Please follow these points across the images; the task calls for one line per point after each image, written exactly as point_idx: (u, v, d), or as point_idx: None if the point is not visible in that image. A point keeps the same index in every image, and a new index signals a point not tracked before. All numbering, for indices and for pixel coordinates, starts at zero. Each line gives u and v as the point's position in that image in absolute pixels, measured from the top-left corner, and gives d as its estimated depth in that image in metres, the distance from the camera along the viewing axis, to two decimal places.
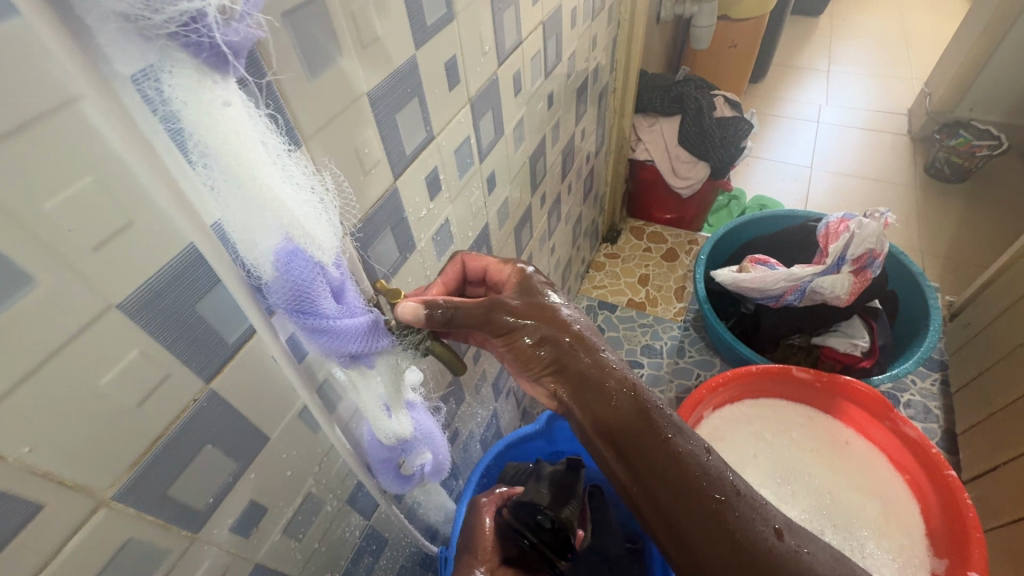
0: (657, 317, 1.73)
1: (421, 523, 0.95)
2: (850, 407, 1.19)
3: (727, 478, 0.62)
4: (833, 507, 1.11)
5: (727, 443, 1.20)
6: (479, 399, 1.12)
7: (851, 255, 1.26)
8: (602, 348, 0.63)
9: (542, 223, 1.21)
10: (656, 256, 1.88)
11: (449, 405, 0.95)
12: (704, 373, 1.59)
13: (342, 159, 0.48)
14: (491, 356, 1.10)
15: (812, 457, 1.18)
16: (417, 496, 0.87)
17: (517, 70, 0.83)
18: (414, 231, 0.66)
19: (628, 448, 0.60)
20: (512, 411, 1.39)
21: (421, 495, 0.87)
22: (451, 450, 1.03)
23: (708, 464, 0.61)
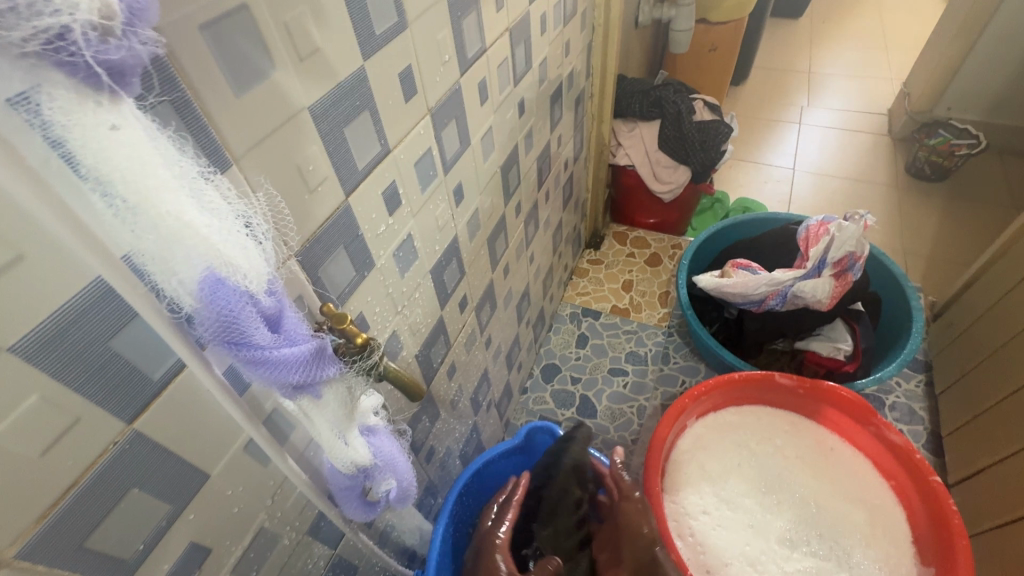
0: (641, 323, 1.71)
1: (396, 546, 0.92)
2: (834, 413, 1.18)
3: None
4: (819, 516, 1.07)
5: (711, 453, 1.18)
6: (457, 415, 1.09)
7: (832, 258, 1.25)
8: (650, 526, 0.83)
9: (518, 231, 1.19)
10: (639, 261, 1.88)
11: (423, 423, 0.92)
12: (688, 380, 1.57)
13: (282, 176, 0.46)
14: (467, 370, 1.07)
15: (797, 464, 1.15)
16: (389, 519, 0.84)
17: (482, 77, 0.81)
18: (372, 248, 0.63)
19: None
20: (493, 423, 1.36)
21: (393, 518, 0.84)
22: (427, 468, 1.00)
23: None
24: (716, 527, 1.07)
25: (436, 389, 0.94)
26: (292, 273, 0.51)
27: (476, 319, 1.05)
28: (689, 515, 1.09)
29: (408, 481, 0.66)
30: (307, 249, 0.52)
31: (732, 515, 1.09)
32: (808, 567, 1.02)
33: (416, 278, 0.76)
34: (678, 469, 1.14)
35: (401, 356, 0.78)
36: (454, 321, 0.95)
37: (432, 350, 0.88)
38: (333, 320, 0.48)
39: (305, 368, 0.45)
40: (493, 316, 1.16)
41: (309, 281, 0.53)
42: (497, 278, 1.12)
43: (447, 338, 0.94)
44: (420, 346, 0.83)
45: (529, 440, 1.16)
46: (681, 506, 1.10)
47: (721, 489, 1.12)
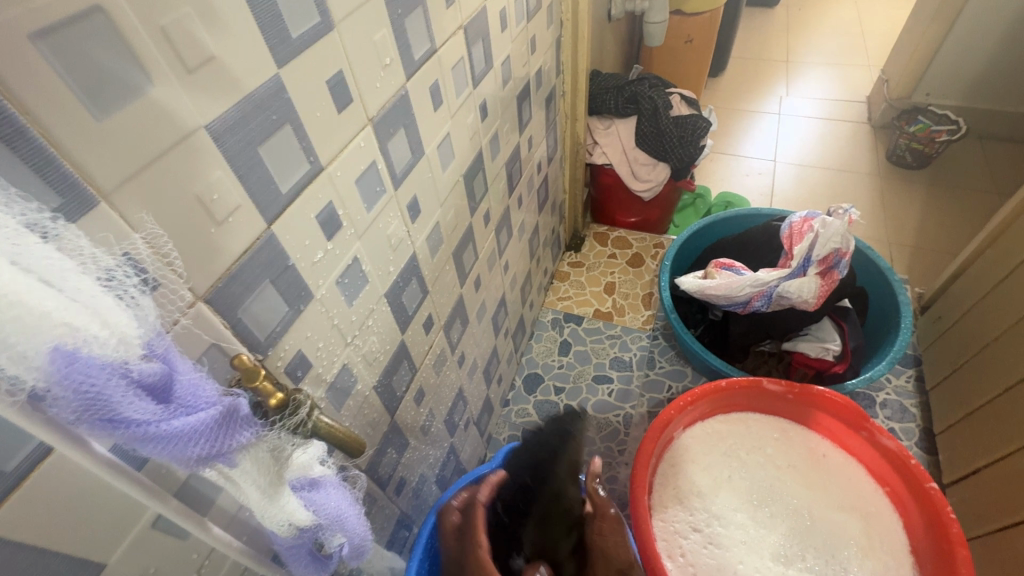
0: (624, 327, 1.65)
1: None
2: (824, 418, 1.13)
3: None
4: (815, 529, 1.03)
5: (700, 465, 1.12)
6: (428, 441, 1.02)
7: (818, 255, 1.21)
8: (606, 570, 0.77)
9: (489, 242, 1.12)
10: (621, 262, 1.82)
11: (389, 455, 0.86)
12: (675, 385, 1.52)
13: (172, 211, 0.39)
14: (437, 393, 1.00)
15: (789, 473, 1.10)
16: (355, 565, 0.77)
17: (434, 80, 0.74)
18: (308, 279, 0.56)
19: None
20: (473, 442, 1.30)
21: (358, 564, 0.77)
22: (398, 501, 0.93)
23: None
24: (709, 546, 1.02)
25: (402, 419, 0.87)
26: (199, 318, 0.44)
27: (445, 339, 0.98)
28: (679, 534, 1.03)
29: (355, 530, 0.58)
30: (219, 290, 0.45)
31: (725, 532, 1.03)
32: None
33: (368, 304, 0.69)
34: (666, 486, 1.09)
35: (355, 390, 0.71)
36: (419, 344, 0.87)
37: (394, 378, 0.81)
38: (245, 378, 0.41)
39: (213, 438, 0.38)
40: (466, 332, 1.09)
41: (224, 324, 0.46)
42: (467, 292, 1.05)
43: (412, 363, 0.86)
44: (379, 376, 0.76)
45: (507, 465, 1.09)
46: (670, 525, 1.05)
47: (712, 505, 1.07)
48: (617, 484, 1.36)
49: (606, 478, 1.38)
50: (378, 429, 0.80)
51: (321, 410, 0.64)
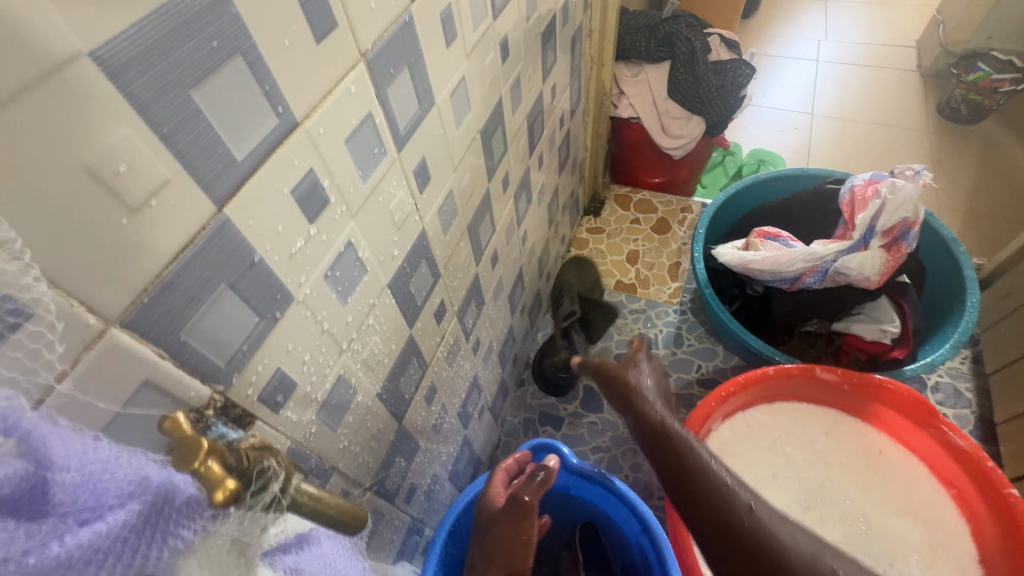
0: (649, 300, 1.51)
1: None
2: (884, 411, 1.01)
3: (712, 471, 0.67)
4: (870, 536, 0.92)
5: (740, 461, 1.01)
6: (440, 438, 0.90)
7: (883, 226, 1.06)
8: (646, 389, 0.76)
9: (507, 211, 0.96)
10: (645, 227, 1.66)
11: (397, 464, 0.74)
12: (705, 365, 1.39)
13: (35, 193, 0.24)
14: (450, 386, 0.88)
15: (841, 471, 0.99)
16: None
17: (447, 6, 0.57)
18: (282, 276, 0.41)
19: (654, 441, 0.70)
20: (487, 429, 1.18)
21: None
22: (407, 509, 0.82)
23: (714, 469, 0.67)
24: None
25: (411, 423, 0.75)
26: (113, 347, 0.30)
27: (459, 326, 0.85)
28: None
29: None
30: (143, 308, 0.31)
31: None
32: None
33: (368, 299, 0.55)
34: None
35: (354, 403, 0.58)
36: (429, 337, 0.74)
37: (401, 381, 0.68)
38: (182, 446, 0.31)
39: (139, 541, 0.25)
40: (481, 315, 0.96)
41: (157, 353, 0.32)
42: (483, 270, 0.90)
43: (420, 361, 0.73)
44: (383, 382, 0.63)
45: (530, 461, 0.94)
46: None
47: None
48: (642, 473, 1.26)
49: (630, 466, 1.27)
50: (383, 440, 0.67)
51: (310, 434, 0.51)
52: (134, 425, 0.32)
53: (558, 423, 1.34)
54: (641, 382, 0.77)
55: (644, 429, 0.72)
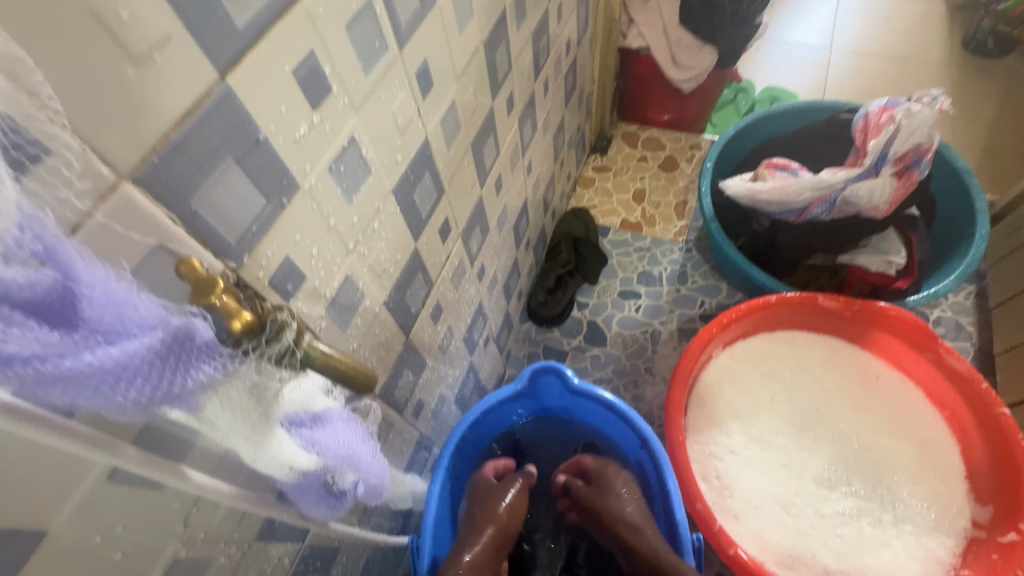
0: (654, 238, 1.51)
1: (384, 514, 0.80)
2: (884, 337, 1.03)
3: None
4: (862, 454, 0.96)
5: (739, 386, 1.04)
6: (447, 359, 0.92)
7: (895, 152, 1.04)
8: (626, 511, 0.84)
9: (511, 136, 0.94)
10: (652, 166, 1.63)
11: (405, 377, 0.77)
12: (708, 301, 1.40)
13: (46, 27, 0.25)
14: (455, 308, 0.89)
15: (838, 395, 1.02)
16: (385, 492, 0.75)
17: None
18: (287, 161, 0.42)
19: None
20: (492, 359, 1.21)
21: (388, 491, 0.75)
22: (416, 425, 0.86)
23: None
24: (746, 469, 0.96)
25: (418, 339, 0.77)
26: (127, 203, 0.31)
27: (464, 249, 0.86)
28: (715, 457, 0.97)
29: (363, 473, 0.49)
30: (153, 168, 0.32)
31: (763, 455, 0.97)
32: (848, 508, 0.91)
33: (373, 202, 0.55)
34: (701, 407, 1.01)
35: (362, 307, 0.59)
36: (434, 254, 0.75)
37: (407, 293, 0.69)
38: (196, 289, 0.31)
39: (161, 374, 0.27)
40: (485, 243, 0.96)
41: (170, 218, 0.34)
42: (487, 195, 0.90)
43: (426, 277, 0.74)
44: (390, 291, 0.64)
45: (531, 383, 0.95)
46: (706, 447, 0.98)
47: (750, 428, 1.00)
48: (643, 403, 1.29)
49: (631, 396, 1.30)
50: (391, 350, 0.69)
51: (321, 329, 0.53)
52: (150, 282, 0.34)
53: (562, 356, 1.37)
54: (615, 502, 0.85)
55: (628, 557, 0.82)
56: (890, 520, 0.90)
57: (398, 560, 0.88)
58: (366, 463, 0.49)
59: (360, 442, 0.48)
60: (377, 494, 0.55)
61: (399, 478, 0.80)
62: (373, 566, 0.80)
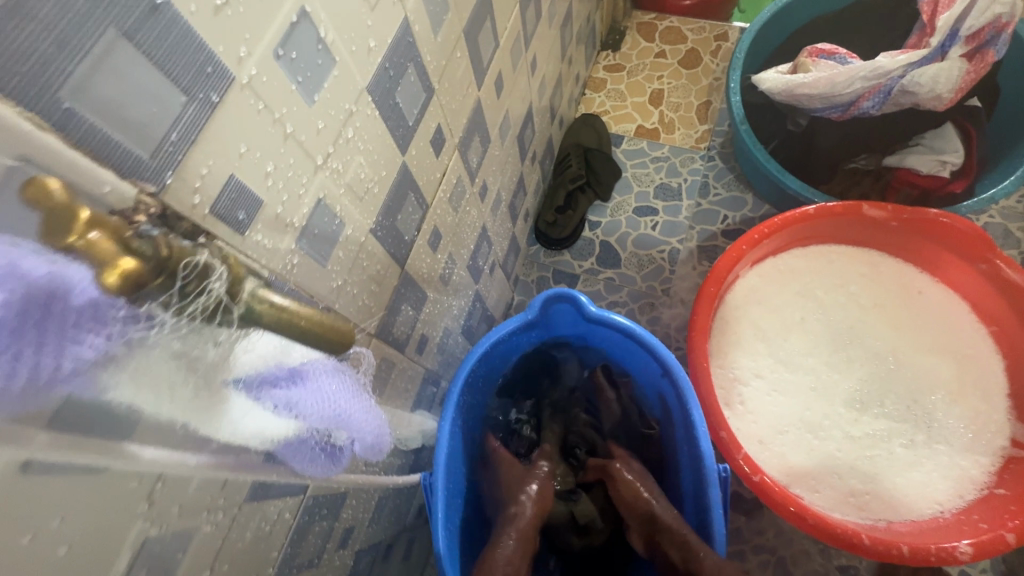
0: (673, 147, 1.36)
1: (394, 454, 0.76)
2: (931, 248, 0.92)
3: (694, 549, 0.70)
4: (897, 374, 0.90)
5: (767, 307, 0.96)
6: (450, 290, 0.84)
7: (970, 28, 0.88)
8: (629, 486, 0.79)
9: (512, 23, 0.79)
10: (672, 62, 1.44)
11: (404, 313, 0.69)
12: (731, 215, 1.29)
13: None
14: (456, 235, 0.79)
15: (875, 312, 0.94)
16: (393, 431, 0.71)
17: None
18: (208, 40, 0.30)
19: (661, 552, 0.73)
20: (499, 286, 1.13)
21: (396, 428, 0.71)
22: (421, 362, 0.79)
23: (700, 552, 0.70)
24: (772, 393, 0.90)
25: (415, 270, 0.68)
26: None
27: (461, 164, 0.74)
28: (738, 382, 0.91)
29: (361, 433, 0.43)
30: None
31: (791, 378, 0.91)
32: (880, 429, 0.87)
33: (342, 103, 0.43)
34: (726, 331, 0.94)
35: (343, 238, 0.50)
36: (427, 171, 0.64)
37: (398, 218, 0.59)
38: (49, 227, 0.24)
39: (17, 344, 0.22)
40: (486, 157, 0.84)
41: (25, 118, 0.24)
42: (485, 98, 0.76)
43: (419, 199, 0.63)
44: (376, 217, 0.54)
45: (543, 312, 0.87)
46: (729, 371, 0.92)
47: (778, 350, 0.93)
48: (659, 325, 1.22)
49: (647, 319, 1.23)
50: (384, 285, 0.61)
51: (293, 267, 0.44)
52: None
53: (573, 280, 1.28)
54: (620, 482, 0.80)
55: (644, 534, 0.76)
56: (923, 440, 0.85)
57: (411, 494, 0.86)
58: (359, 424, 0.42)
59: (352, 400, 0.41)
60: (384, 446, 0.49)
61: (405, 418, 0.75)
62: (385, 504, 0.77)
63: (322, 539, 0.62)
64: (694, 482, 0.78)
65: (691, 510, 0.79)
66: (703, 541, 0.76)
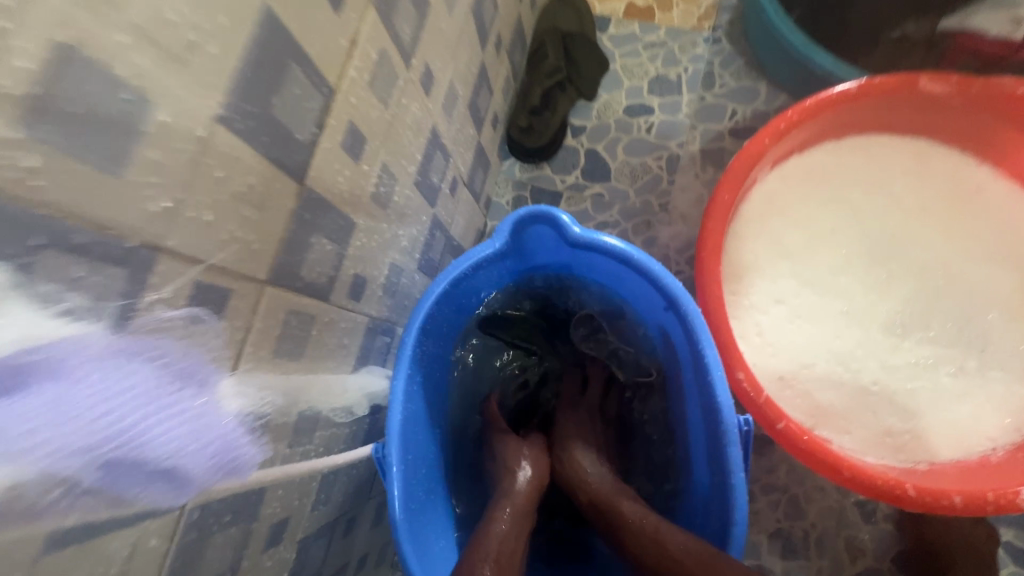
0: (671, 28, 1.11)
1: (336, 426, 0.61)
2: (999, 132, 0.73)
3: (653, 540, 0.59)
4: (948, 291, 0.75)
5: (791, 217, 0.78)
6: (392, 216, 0.64)
7: None
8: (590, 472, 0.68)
9: None
10: None
11: (320, 249, 0.50)
12: (741, 110, 1.07)
13: None
14: (390, 140, 0.59)
15: (923, 216, 0.77)
16: (325, 401, 0.55)
17: None
18: None
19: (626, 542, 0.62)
20: (465, 210, 0.94)
21: (328, 397, 0.56)
22: (359, 310, 0.62)
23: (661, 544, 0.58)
24: (795, 321, 0.75)
25: (329, 188, 0.48)
26: None
27: (384, 33, 0.52)
28: (755, 310, 0.75)
29: (179, 445, 0.35)
30: None
31: (819, 303, 0.76)
32: (923, 357, 0.73)
33: None
34: (741, 249, 0.77)
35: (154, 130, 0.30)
36: (321, 34, 0.42)
37: (273, 105, 0.39)
38: None
39: None
40: (425, 29, 0.61)
41: None
42: None
43: (315, 78, 0.42)
44: (228, 99, 0.34)
45: (515, 238, 0.69)
46: (745, 298, 0.75)
47: (804, 270, 0.77)
48: (656, 247, 1.04)
49: (643, 240, 1.05)
50: (269, 209, 0.41)
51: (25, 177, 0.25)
52: None
53: (554, 199, 1.08)
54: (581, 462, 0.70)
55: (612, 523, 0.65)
56: (976, 367, 0.72)
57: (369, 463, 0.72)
58: (175, 430, 0.35)
59: (148, 407, 0.33)
60: (248, 447, 0.44)
61: (342, 382, 0.59)
62: (335, 482, 0.63)
63: (235, 547, 0.48)
64: (708, 435, 0.64)
65: (703, 467, 0.66)
66: (718, 505, 0.62)
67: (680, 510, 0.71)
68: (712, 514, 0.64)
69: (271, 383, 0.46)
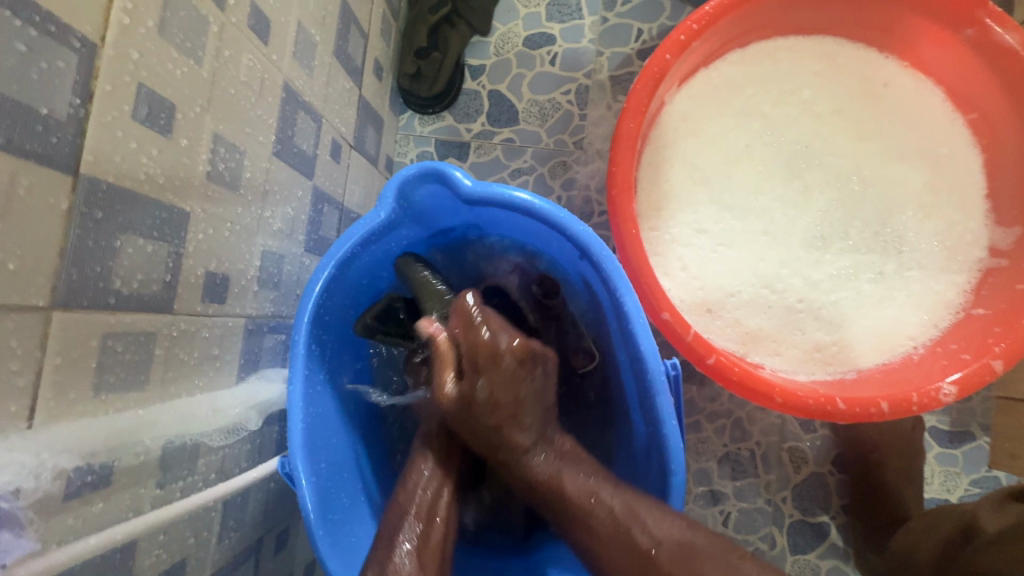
0: None
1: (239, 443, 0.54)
2: (905, 17, 0.69)
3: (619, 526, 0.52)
4: (863, 196, 0.73)
5: (703, 139, 0.73)
6: (249, 197, 0.54)
7: None
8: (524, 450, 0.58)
9: None
10: None
11: (138, 254, 0.40)
12: (646, 29, 0.99)
13: None
14: (219, 106, 0.48)
15: (832, 121, 0.74)
16: (208, 430, 0.49)
17: None
18: None
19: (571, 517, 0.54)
20: (360, 177, 0.83)
21: (212, 421, 0.49)
22: (229, 311, 0.52)
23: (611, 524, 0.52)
24: (718, 250, 0.72)
25: (131, 175, 0.39)
26: None
27: None
28: (677, 244, 0.71)
29: None
30: None
31: (738, 227, 0.72)
32: (844, 267, 0.72)
33: None
34: (656, 181, 0.71)
35: None
36: None
37: None
38: None
39: None
40: None
41: None
42: None
43: (49, 28, 0.32)
44: None
45: (404, 198, 0.60)
46: (666, 233, 0.71)
47: (722, 194, 0.72)
48: (576, 189, 0.98)
49: (561, 184, 0.98)
50: (28, 212, 0.32)
51: None
52: None
53: (462, 152, 0.99)
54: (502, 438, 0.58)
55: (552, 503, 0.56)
56: (894, 270, 0.72)
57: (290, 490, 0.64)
58: None
59: None
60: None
61: (211, 404, 0.49)
62: (257, 503, 0.57)
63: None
64: (637, 382, 0.60)
65: (638, 417, 0.63)
66: (657, 460, 0.59)
67: (621, 461, 0.68)
68: (650, 466, 0.60)
69: (68, 445, 0.36)
